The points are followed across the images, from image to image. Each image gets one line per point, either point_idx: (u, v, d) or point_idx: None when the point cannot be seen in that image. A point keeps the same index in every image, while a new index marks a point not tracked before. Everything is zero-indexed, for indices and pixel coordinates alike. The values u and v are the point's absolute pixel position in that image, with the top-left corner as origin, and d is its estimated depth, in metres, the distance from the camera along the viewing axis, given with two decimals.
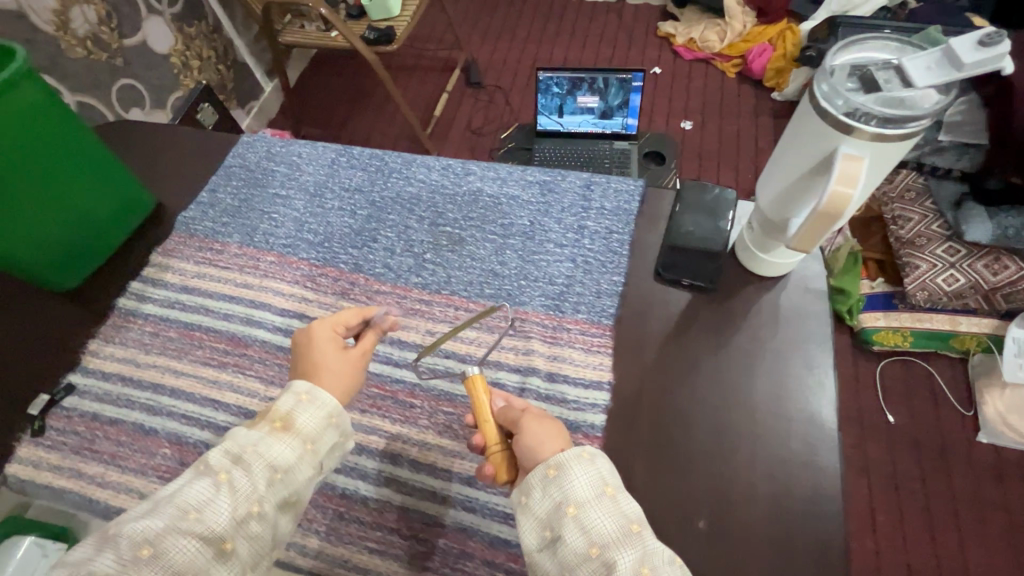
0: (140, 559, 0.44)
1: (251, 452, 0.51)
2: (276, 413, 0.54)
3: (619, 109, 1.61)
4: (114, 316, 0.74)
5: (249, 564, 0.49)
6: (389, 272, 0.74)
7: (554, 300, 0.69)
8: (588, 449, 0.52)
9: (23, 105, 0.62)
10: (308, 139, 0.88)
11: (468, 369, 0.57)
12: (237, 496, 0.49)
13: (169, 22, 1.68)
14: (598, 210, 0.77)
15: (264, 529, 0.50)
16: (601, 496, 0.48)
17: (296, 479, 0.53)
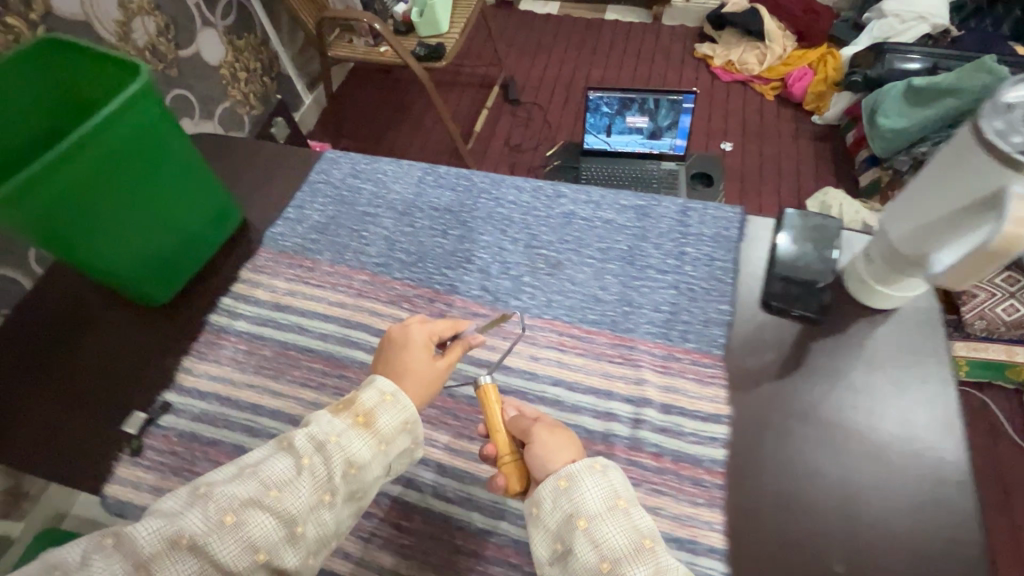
0: (223, 525, 0.47)
1: (332, 443, 0.52)
2: (360, 407, 0.55)
3: (669, 129, 1.61)
4: (206, 333, 0.73)
5: (313, 549, 0.50)
6: (487, 294, 0.73)
7: (662, 328, 0.68)
8: (602, 461, 0.54)
9: (141, 123, 0.62)
10: (394, 157, 0.88)
11: (482, 378, 0.57)
12: (316, 482, 0.50)
13: (221, 34, 1.68)
14: (697, 236, 0.75)
15: (330, 520, 0.51)
16: (614, 510, 0.51)
17: (364, 475, 0.54)
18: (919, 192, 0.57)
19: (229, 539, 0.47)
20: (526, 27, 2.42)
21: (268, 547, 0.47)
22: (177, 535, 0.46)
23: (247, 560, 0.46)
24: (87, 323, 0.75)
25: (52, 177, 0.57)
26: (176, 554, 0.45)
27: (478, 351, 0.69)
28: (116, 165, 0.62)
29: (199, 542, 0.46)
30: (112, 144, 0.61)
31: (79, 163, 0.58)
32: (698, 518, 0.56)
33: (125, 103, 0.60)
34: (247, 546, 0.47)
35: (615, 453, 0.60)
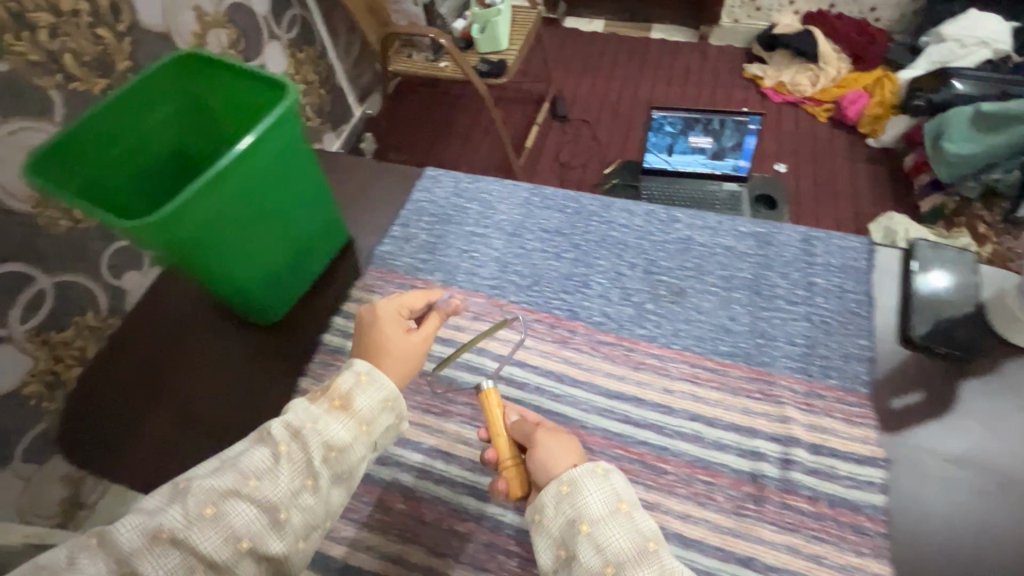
0: (202, 516, 0.44)
1: (309, 428, 0.50)
2: (336, 391, 0.53)
3: (732, 150, 1.58)
4: (322, 353, 0.72)
5: (301, 534, 0.48)
6: (610, 321, 0.71)
7: (800, 362, 0.66)
8: (603, 465, 0.53)
9: (281, 141, 0.62)
10: (498, 177, 0.87)
11: (483, 382, 0.58)
12: (298, 468, 0.48)
13: (285, 47, 1.57)
14: (825, 266, 0.73)
15: (316, 504, 0.48)
16: (616, 513, 0.50)
17: (347, 458, 0.51)
18: None
19: (211, 530, 0.44)
20: (572, 43, 2.38)
21: (252, 536, 0.45)
22: (155, 529, 0.43)
23: (227, 550, 0.44)
24: (197, 344, 0.77)
25: (202, 198, 0.56)
26: (152, 549, 0.42)
27: (606, 380, 0.66)
28: (255, 185, 0.61)
29: (177, 535, 0.43)
30: (256, 164, 0.60)
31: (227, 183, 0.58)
32: (866, 569, 0.53)
33: (272, 124, 0.59)
34: (227, 537, 0.44)
35: (768, 496, 0.57)
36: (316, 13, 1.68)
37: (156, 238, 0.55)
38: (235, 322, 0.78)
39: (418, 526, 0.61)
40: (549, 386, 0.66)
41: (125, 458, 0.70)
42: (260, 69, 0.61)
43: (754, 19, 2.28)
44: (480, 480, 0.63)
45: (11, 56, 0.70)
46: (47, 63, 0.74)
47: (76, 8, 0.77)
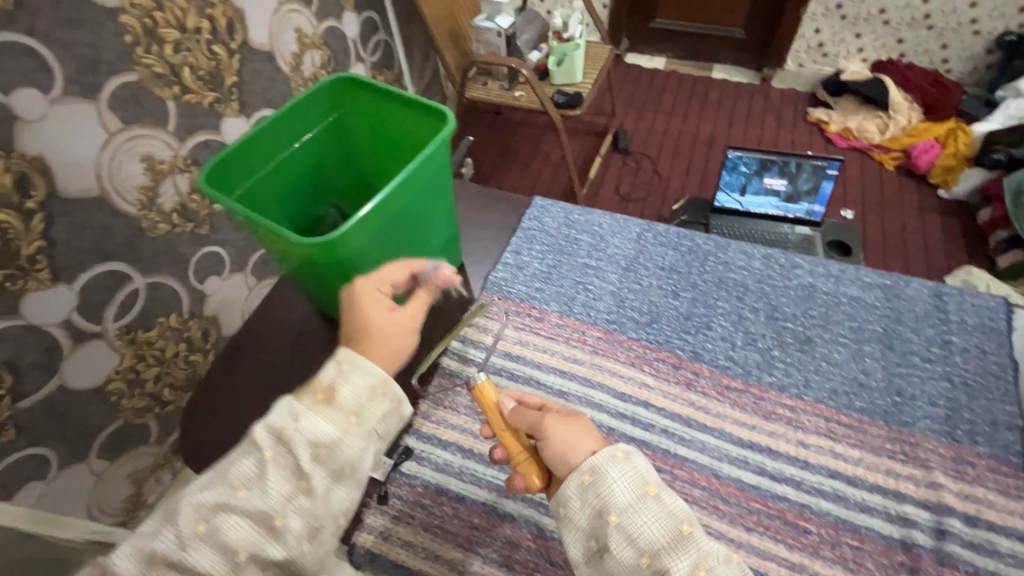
0: (195, 535, 0.43)
1: (291, 431, 0.47)
2: (319, 384, 0.50)
3: (807, 194, 1.49)
4: (439, 376, 0.71)
5: (305, 532, 0.46)
6: (736, 366, 0.69)
7: (945, 425, 0.63)
8: (624, 447, 0.49)
9: (433, 169, 0.64)
10: (609, 210, 0.87)
11: (476, 377, 0.54)
12: (287, 471, 0.46)
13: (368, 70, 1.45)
14: (960, 324, 0.71)
15: (314, 504, 0.47)
16: (644, 498, 0.46)
17: (340, 455, 0.48)
18: None
19: (205, 548, 0.43)
20: (634, 78, 2.27)
21: (251, 544, 0.44)
22: (151, 553, 0.42)
23: (225, 562, 0.43)
24: (314, 358, 0.77)
25: (365, 220, 0.58)
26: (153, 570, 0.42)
27: (737, 427, 0.64)
28: (406, 210, 0.63)
29: (173, 557, 0.43)
30: (413, 190, 0.62)
31: (388, 207, 0.60)
32: None
33: (432, 151, 0.61)
34: (224, 549, 0.43)
35: (924, 568, 0.55)
36: (397, 39, 1.62)
37: (320, 254, 0.57)
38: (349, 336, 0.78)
39: (549, 567, 0.57)
40: (677, 429, 0.64)
41: None
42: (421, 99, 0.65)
43: (818, 65, 2.13)
44: None
45: (140, 67, 0.72)
46: (168, 76, 0.76)
47: (200, 26, 0.79)
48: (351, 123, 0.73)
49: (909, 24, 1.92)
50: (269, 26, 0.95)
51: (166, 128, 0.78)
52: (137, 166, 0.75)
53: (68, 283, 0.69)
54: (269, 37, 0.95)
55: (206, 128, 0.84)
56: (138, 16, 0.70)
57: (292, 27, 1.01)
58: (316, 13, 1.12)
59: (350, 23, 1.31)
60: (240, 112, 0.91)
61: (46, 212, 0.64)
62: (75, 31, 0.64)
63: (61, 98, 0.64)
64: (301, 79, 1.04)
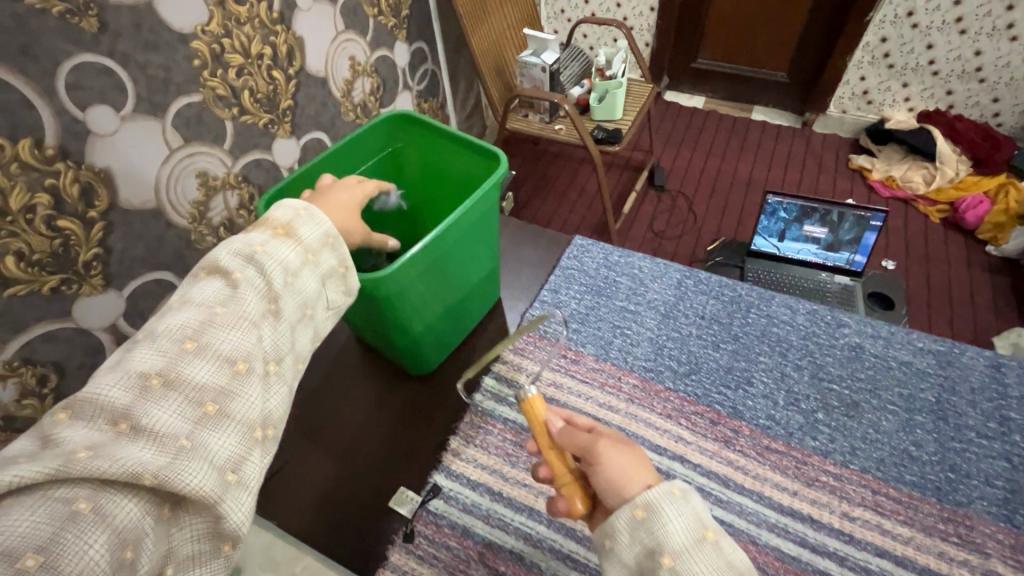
0: (185, 352, 0.41)
1: (260, 253, 0.47)
2: (274, 221, 0.50)
3: (849, 244, 1.44)
4: (471, 413, 0.71)
5: (273, 358, 0.46)
6: (777, 427, 0.67)
7: (1004, 508, 0.59)
8: (680, 484, 0.47)
9: (484, 209, 0.66)
10: (649, 254, 0.87)
11: (526, 389, 0.55)
12: (261, 291, 0.46)
13: (414, 97, 1.47)
14: (1021, 399, 0.67)
15: (284, 325, 0.47)
16: (701, 542, 0.44)
17: (304, 286, 0.49)
18: None
19: (197, 360, 0.41)
20: (672, 117, 2.28)
21: (246, 356, 0.43)
22: (141, 376, 0.38)
23: (227, 373, 0.41)
24: (352, 388, 0.78)
25: (417, 257, 0.59)
26: (147, 394, 0.38)
27: (777, 492, 0.61)
28: (457, 246, 0.65)
29: (169, 375, 0.39)
30: (463, 228, 0.64)
31: (440, 245, 0.62)
32: None
33: (485, 191, 0.63)
34: (220, 363, 0.41)
35: None
36: (444, 69, 1.65)
37: (370, 290, 0.59)
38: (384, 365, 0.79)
39: None
40: (714, 489, 0.62)
41: (269, 493, 0.68)
42: (476, 140, 0.68)
43: (863, 112, 2.09)
44: None
45: (205, 89, 0.75)
46: (229, 97, 0.79)
47: (262, 52, 0.83)
48: (407, 156, 0.78)
49: (959, 76, 1.88)
50: (325, 54, 0.98)
51: (223, 147, 0.80)
52: (192, 182, 0.77)
53: (118, 290, 0.71)
54: (324, 65, 0.99)
55: (258, 149, 0.86)
56: (208, 42, 0.74)
57: (347, 55, 1.04)
58: (369, 41, 1.15)
59: (402, 52, 1.34)
60: (291, 134, 0.93)
61: (106, 222, 0.67)
62: (151, 54, 0.68)
63: (131, 115, 0.67)
64: (351, 106, 1.08)
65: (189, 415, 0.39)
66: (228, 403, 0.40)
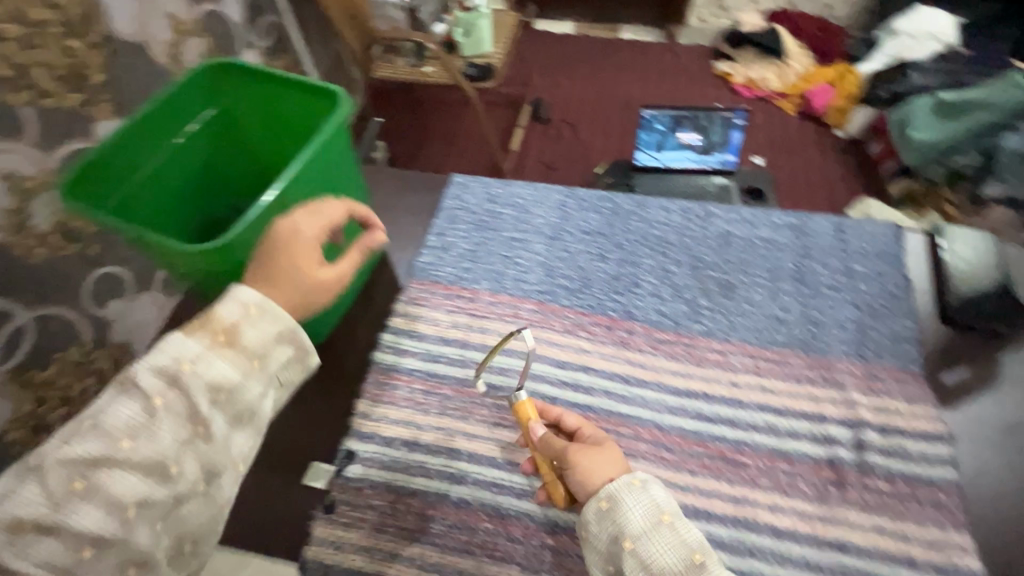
0: (72, 493, 0.39)
1: (188, 373, 0.44)
2: (218, 323, 0.46)
3: (720, 145, 1.59)
4: (375, 373, 0.69)
5: (199, 477, 0.44)
6: (666, 320, 0.71)
7: (856, 347, 0.68)
8: (640, 475, 0.51)
9: (333, 157, 0.60)
10: (528, 180, 0.86)
11: (516, 394, 0.56)
12: (181, 417, 0.43)
13: (260, 55, 1.33)
14: (860, 252, 0.75)
15: (212, 446, 0.44)
16: (657, 525, 0.48)
17: (240, 398, 0.46)
18: None
19: (84, 505, 0.38)
20: (545, 44, 2.23)
21: (139, 498, 0.40)
22: (16, 522, 0.37)
23: (113, 520, 0.39)
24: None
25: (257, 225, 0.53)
26: (23, 538, 0.37)
27: (674, 378, 0.66)
28: (303, 208, 0.59)
29: (46, 521, 0.38)
30: (310, 181, 0.58)
31: (282, 208, 0.56)
32: (951, 543, 0.56)
33: (322, 143, 0.57)
34: (110, 510, 0.39)
35: (849, 480, 0.59)
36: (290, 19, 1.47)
37: (211, 264, 0.53)
38: None
39: (509, 544, 0.57)
40: (618, 389, 0.65)
41: None
42: (306, 81, 0.61)
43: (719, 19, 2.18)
44: None
45: None
46: (15, 78, 0.60)
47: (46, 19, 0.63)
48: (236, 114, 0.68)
49: None
50: (133, 10, 0.77)
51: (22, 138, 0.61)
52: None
53: None
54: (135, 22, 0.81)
55: (74, 135, 0.68)
56: None
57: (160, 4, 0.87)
58: None
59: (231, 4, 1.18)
60: None
61: None
62: None
63: None
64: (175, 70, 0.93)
65: (62, 561, 0.37)
66: (106, 548, 0.39)
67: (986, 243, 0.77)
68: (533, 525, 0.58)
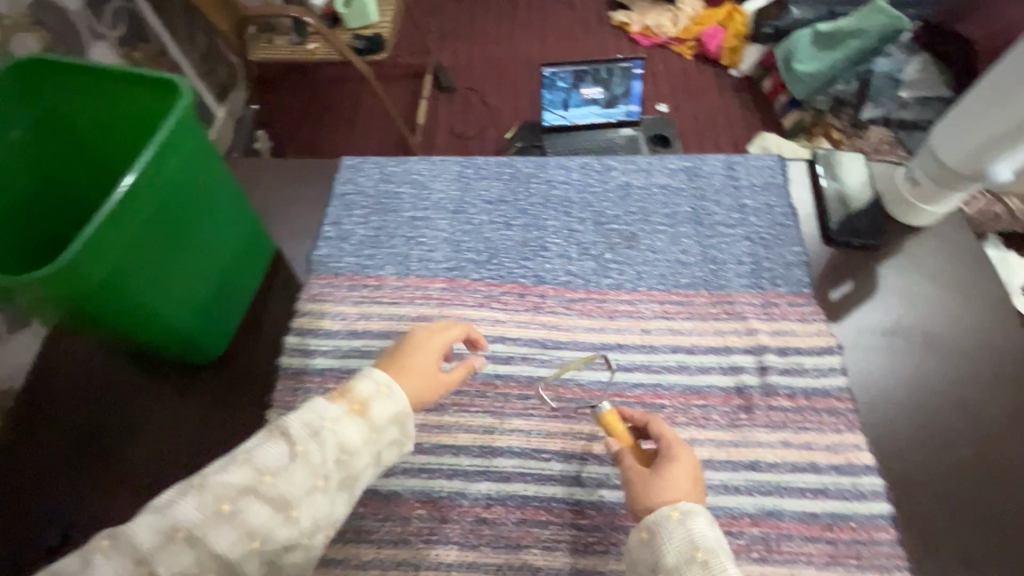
0: (219, 514, 0.41)
1: (328, 429, 0.47)
2: (354, 394, 0.50)
3: (623, 97, 1.57)
4: (284, 379, 0.65)
5: (308, 531, 0.45)
6: (576, 278, 0.71)
7: (753, 278, 0.71)
8: (681, 505, 0.48)
9: (186, 151, 0.55)
10: (423, 154, 0.82)
11: (601, 406, 0.54)
12: (311, 468, 0.45)
13: (115, 47, 1.21)
14: (749, 187, 0.79)
15: (326, 503, 0.46)
16: (692, 564, 0.45)
17: (355, 464, 0.48)
18: (970, 114, 0.62)
19: (224, 527, 0.41)
20: (439, 9, 2.13)
21: (265, 532, 0.43)
22: (171, 528, 0.40)
23: (240, 547, 0.41)
24: (146, 403, 0.64)
25: (99, 243, 0.48)
26: (169, 547, 0.39)
27: (588, 335, 0.67)
28: (159, 218, 0.54)
29: (194, 533, 0.40)
30: (161, 180, 0.52)
31: (128, 219, 0.50)
32: (847, 443, 0.61)
33: (165, 143, 0.51)
34: (241, 537, 0.41)
35: (755, 403, 0.63)
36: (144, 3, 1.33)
37: (45, 290, 0.46)
38: (167, 365, 0.66)
39: (444, 526, 0.57)
40: (536, 353, 0.66)
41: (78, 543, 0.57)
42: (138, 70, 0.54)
43: None
44: (495, 462, 0.60)
45: None
46: None
47: None
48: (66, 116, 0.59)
49: None
50: None
51: None
52: None
53: None
54: None
55: None
56: None
57: None
58: None
59: None
60: None
61: None
62: None
63: None
64: None
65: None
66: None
67: (854, 163, 0.80)
68: (467, 502, 0.57)
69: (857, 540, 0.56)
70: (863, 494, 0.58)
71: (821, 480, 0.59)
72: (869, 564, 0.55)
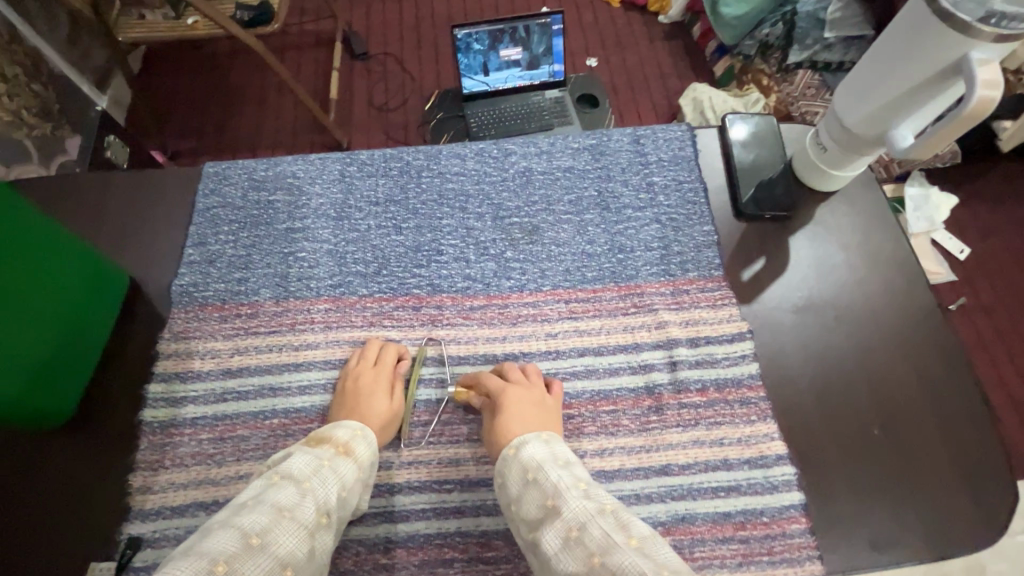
0: (253, 545, 0.39)
1: (323, 467, 0.48)
2: (335, 441, 0.51)
3: (545, 57, 1.41)
4: (149, 435, 0.57)
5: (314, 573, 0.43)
6: (475, 283, 0.65)
7: (662, 264, 0.67)
8: (515, 442, 0.52)
9: None
10: (298, 154, 0.72)
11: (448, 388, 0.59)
12: (318, 503, 0.45)
13: None
14: (658, 163, 0.73)
15: (332, 538, 0.45)
16: (528, 486, 0.48)
17: (348, 502, 0.48)
18: (871, 68, 0.57)
19: (259, 559, 0.38)
20: None
21: (295, 561, 0.40)
22: (211, 563, 0.36)
23: None
24: None
25: None
26: None
27: (489, 346, 0.62)
28: None
29: (234, 567, 0.37)
30: None
31: None
32: (760, 434, 0.59)
33: None
34: (275, 567, 0.39)
35: (666, 402, 0.60)
36: None
37: None
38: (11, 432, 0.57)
39: None
40: (433, 373, 0.61)
41: None
42: None
43: None
44: (391, 501, 0.55)
45: None
46: None
47: None
48: None
49: None
50: None
51: None
52: None
53: None
54: None
55: None
56: None
57: None
58: None
59: None
60: None
61: None
62: None
63: None
64: None
65: None
66: None
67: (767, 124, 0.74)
68: (364, 549, 0.53)
69: (769, 535, 0.55)
70: (775, 486, 0.57)
71: (733, 476, 0.57)
72: (781, 558, 0.54)
